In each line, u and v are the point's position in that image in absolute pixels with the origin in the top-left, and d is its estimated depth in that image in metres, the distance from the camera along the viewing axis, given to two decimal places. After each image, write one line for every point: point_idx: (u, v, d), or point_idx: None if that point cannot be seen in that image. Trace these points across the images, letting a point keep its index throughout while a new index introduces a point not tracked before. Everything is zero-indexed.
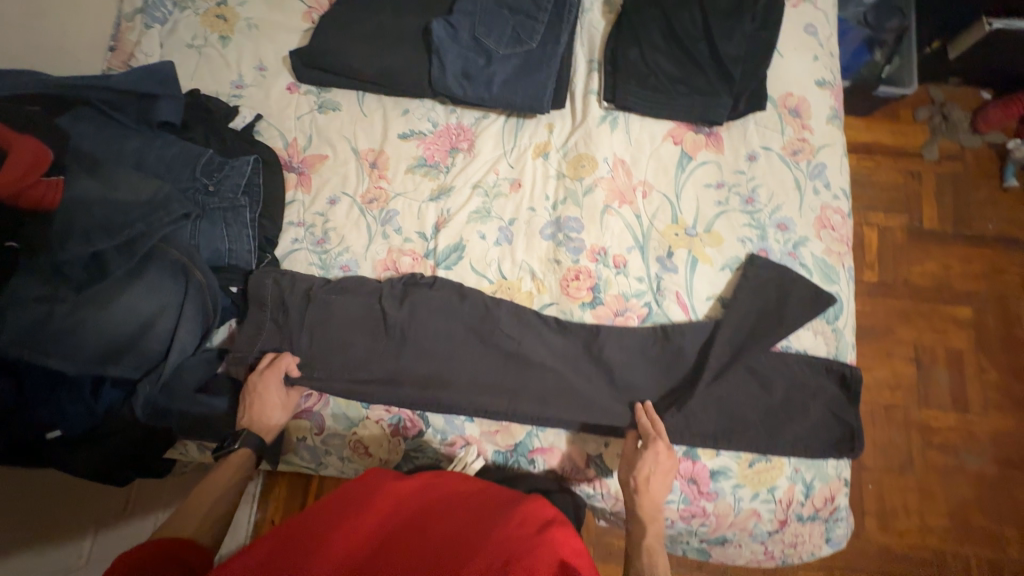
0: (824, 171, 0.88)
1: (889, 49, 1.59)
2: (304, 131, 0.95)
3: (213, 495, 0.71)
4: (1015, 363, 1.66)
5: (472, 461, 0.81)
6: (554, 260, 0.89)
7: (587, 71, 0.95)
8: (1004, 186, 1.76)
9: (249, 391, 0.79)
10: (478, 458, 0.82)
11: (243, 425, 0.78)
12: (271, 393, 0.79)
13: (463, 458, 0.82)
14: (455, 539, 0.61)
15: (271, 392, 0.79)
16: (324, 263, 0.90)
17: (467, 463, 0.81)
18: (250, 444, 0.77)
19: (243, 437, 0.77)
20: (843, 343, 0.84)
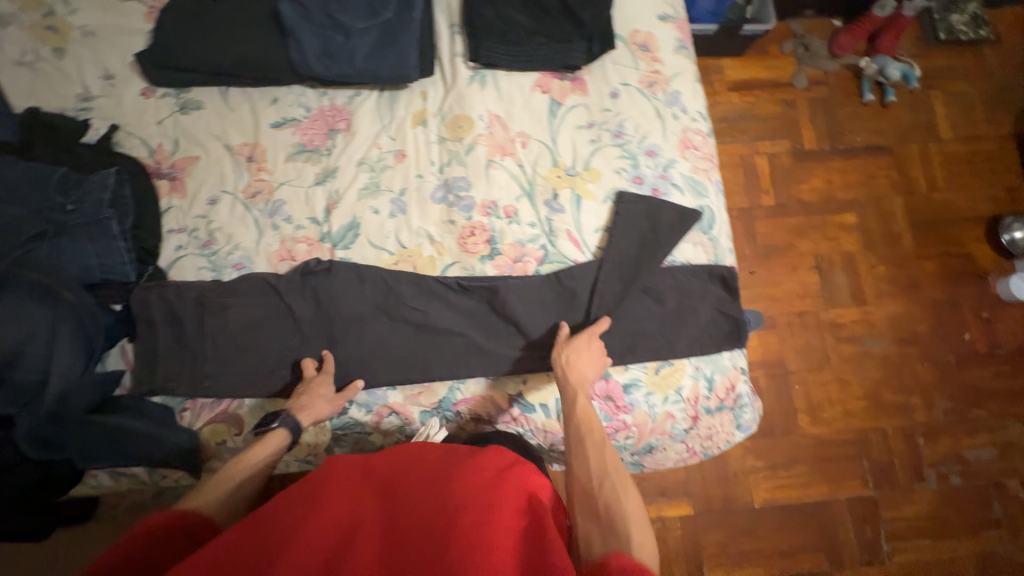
0: (679, 98, 0.96)
1: None
2: (168, 135, 0.91)
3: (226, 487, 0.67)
4: (896, 254, 1.81)
5: (434, 434, 0.83)
6: (449, 221, 0.92)
7: (450, 36, 0.98)
8: (865, 102, 1.91)
9: (305, 385, 0.79)
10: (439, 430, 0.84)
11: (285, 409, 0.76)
12: (324, 378, 0.79)
13: (424, 432, 0.83)
14: (425, 506, 0.61)
15: (324, 385, 0.79)
16: (214, 265, 0.86)
17: (432, 434, 0.82)
18: (288, 427, 0.74)
19: (282, 421, 0.75)
20: (720, 248, 0.92)
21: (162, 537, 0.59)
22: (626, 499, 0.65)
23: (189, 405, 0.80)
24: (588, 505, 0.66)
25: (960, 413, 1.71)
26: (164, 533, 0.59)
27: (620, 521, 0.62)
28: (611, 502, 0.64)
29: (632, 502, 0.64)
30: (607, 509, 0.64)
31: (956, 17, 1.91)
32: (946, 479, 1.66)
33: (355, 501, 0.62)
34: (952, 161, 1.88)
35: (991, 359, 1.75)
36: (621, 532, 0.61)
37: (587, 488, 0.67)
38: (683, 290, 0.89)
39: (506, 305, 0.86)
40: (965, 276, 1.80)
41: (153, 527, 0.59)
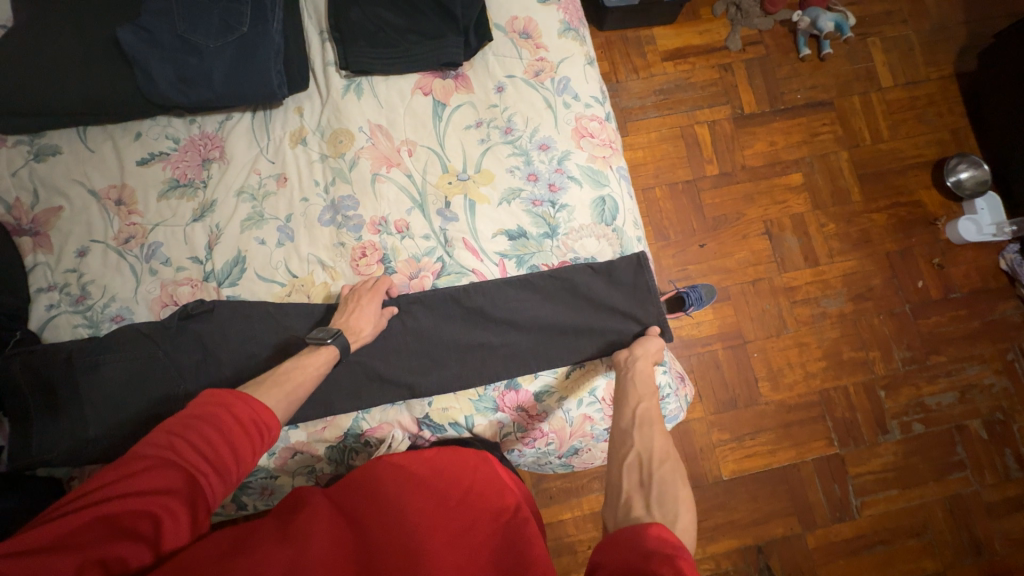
0: (569, 84, 0.91)
1: None
2: (26, 187, 0.85)
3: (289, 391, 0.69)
4: (847, 209, 1.73)
5: (398, 442, 0.79)
6: (339, 244, 0.87)
7: (321, 44, 0.92)
8: (801, 57, 1.82)
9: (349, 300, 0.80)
10: (405, 438, 0.80)
11: (335, 325, 0.77)
12: (372, 299, 0.80)
13: (389, 441, 0.80)
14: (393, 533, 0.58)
15: (366, 306, 0.79)
16: (91, 321, 0.82)
17: (394, 442, 0.79)
18: (339, 344, 0.75)
19: (335, 336, 0.75)
20: (625, 239, 0.89)
21: (227, 416, 0.60)
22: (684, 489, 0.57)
23: (76, 472, 0.78)
24: (638, 480, 0.58)
25: (922, 362, 1.63)
26: (225, 414, 0.60)
27: (673, 503, 0.55)
28: (666, 480, 0.57)
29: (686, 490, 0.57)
30: (658, 490, 0.56)
31: None
32: (908, 428, 1.58)
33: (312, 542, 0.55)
34: (893, 109, 1.78)
35: (947, 305, 1.67)
36: (668, 507, 0.54)
37: (641, 459, 0.60)
38: (588, 287, 0.85)
39: (416, 317, 0.83)
40: (915, 224, 1.71)
41: (212, 408, 0.60)
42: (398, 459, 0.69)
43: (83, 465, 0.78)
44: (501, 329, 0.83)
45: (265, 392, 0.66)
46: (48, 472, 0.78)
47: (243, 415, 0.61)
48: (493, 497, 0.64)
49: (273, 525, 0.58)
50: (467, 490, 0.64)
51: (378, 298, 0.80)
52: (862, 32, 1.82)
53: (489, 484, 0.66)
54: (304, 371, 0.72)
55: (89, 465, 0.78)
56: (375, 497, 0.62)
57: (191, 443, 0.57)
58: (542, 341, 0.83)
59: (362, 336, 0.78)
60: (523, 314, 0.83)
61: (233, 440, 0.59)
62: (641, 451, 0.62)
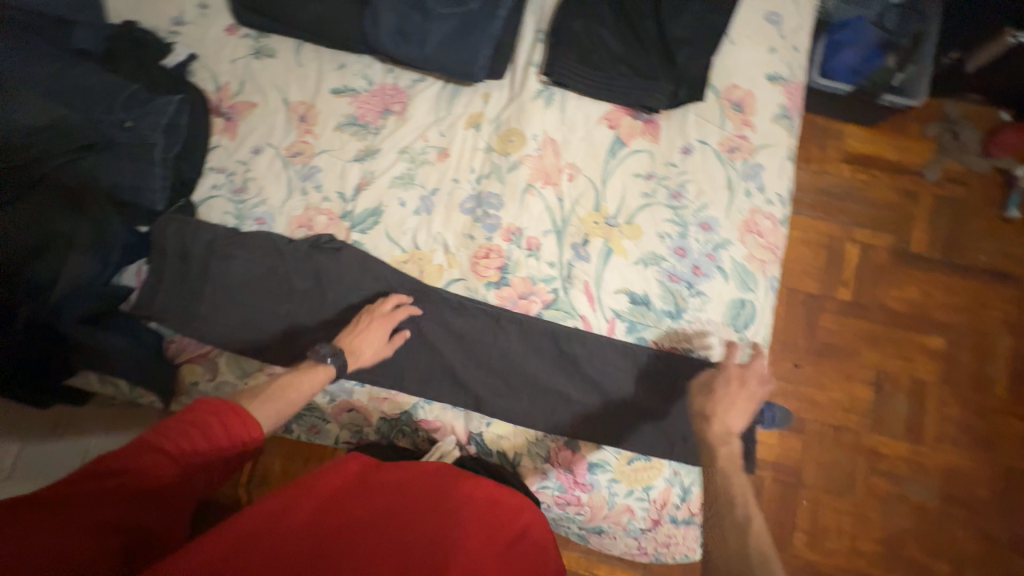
0: (759, 174, 0.83)
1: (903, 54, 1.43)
2: (237, 76, 0.94)
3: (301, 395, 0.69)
4: (980, 400, 1.48)
5: (448, 451, 0.79)
6: (469, 235, 0.87)
7: (533, 42, 0.91)
8: (1005, 217, 1.57)
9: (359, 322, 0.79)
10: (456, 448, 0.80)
11: (339, 343, 0.76)
12: (382, 325, 0.79)
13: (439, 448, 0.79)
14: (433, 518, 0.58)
15: (372, 334, 0.78)
16: (239, 213, 0.89)
17: (444, 451, 0.79)
18: (336, 365, 0.74)
19: (335, 355, 0.74)
20: (748, 352, 0.81)
21: (217, 426, 0.58)
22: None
23: (177, 338, 0.84)
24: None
25: None
26: (215, 423, 0.58)
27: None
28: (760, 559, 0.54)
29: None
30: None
31: None
32: None
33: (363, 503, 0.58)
34: None
35: None
36: None
37: (725, 547, 0.57)
38: (692, 385, 0.78)
39: (508, 340, 0.81)
40: None
41: (205, 415, 0.58)
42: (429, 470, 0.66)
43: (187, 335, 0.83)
44: (585, 385, 0.79)
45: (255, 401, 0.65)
46: (156, 328, 0.84)
47: (232, 426, 0.59)
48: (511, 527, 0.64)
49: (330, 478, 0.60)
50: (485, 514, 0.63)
51: (387, 327, 0.79)
52: None
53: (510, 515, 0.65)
54: (297, 390, 0.69)
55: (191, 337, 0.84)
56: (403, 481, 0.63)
57: (179, 445, 0.56)
58: (622, 416, 0.78)
59: (361, 359, 0.77)
60: (614, 381, 0.78)
61: (220, 449, 0.58)
62: (727, 542, 0.58)
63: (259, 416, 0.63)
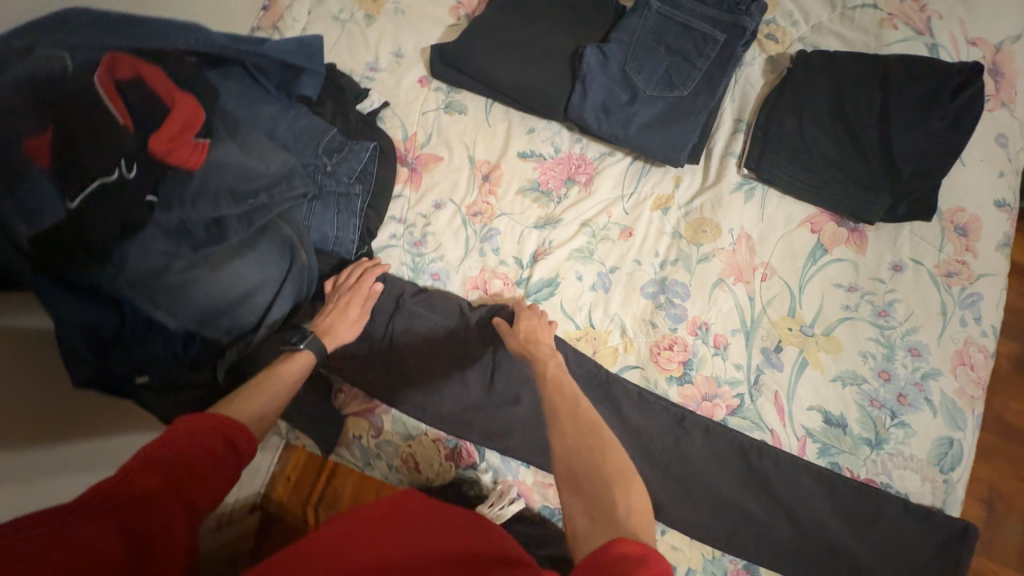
0: (978, 304, 0.78)
1: None
2: (425, 128, 0.94)
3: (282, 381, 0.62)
4: None
5: (512, 503, 0.79)
6: (649, 322, 0.84)
7: (732, 131, 0.89)
8: None
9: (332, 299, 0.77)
10: (513, 502, 0.79)
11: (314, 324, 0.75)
12: (352, 300, 0.78)
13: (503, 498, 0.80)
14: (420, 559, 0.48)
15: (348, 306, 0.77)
16: (416, 267, 0.88)
17: (507, 503, 0.79)
18: (314, 347, 0.69)
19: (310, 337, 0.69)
20: (953, 497, 0.74)
21: (203, 437, 0.49)
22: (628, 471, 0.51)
23: (345, 388, 0.83)
24: (571, 481, 0.51)
25: None
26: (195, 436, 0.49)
27: (609, 493, 0.49)
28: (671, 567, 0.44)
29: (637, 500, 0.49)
30: (596, 492, 0.50)
31: None
32: None
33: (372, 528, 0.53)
34: None
35: None
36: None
37: (567, 453, 0.54)
38: (892, 524, 0.72)
39: (688, 442, 0.77)
40: None
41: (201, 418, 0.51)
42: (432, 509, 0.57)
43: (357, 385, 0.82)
44: (773, 506, 0.74)
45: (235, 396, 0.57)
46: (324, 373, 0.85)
47: (217, 440, 0.50)
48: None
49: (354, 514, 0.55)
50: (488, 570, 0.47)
51: (359, 298, 0.78)
52: None
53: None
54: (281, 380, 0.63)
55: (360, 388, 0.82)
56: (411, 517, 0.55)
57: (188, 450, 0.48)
58: (812, 547, 0.72)
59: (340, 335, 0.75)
60: (808, 508, 0.73)
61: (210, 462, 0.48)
62: (566, 444, 0.54)
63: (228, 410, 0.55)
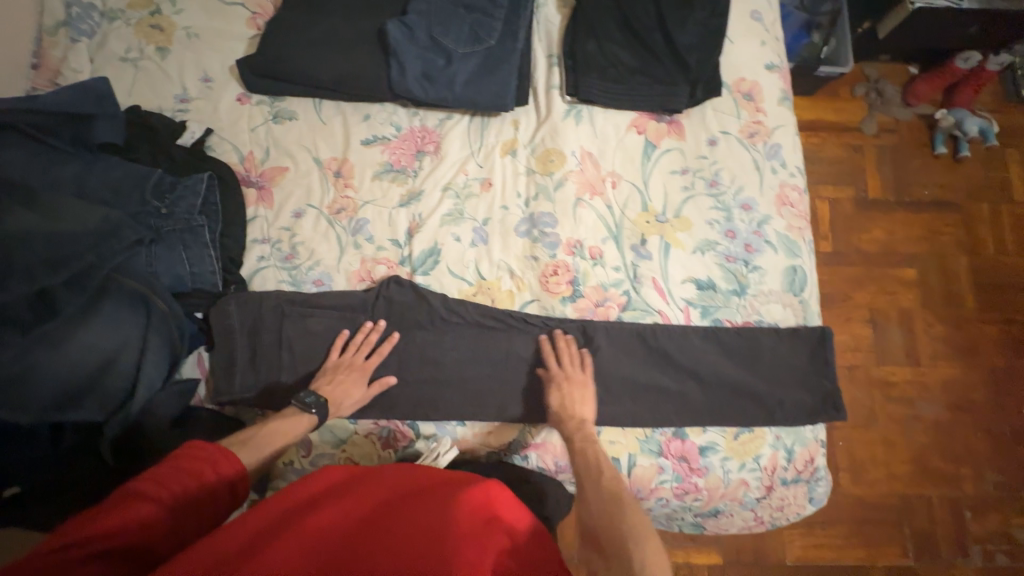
0: (779, 151, 0.92)
1: (825, 30, 1.64)
2: (260, 143, 0.91)
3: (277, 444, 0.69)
4: (955, 314, 1.83)
5: (444, 452, 0.79)
6: (531, 256, 0.89)
7: (548, 66, 0.96)
8: (936, 154, 1.91)
9: (334, 370, 0.78)
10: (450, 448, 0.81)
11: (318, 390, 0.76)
12: (361, 370, 0.78)
13: (434, 450, 0.79)
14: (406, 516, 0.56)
15: (354, 382, 0.78)
16: (295, 279, 0.86)
17: (440, 452, 0.79)
18: (319, 417, 0.73)
19: (318, 407, 0.73)
20: (809, 312, 0.88)
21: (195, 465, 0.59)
22: (643, 533, 0.60)
23: (262, 421, 0.79)
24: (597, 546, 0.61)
25: (1012, 489, 1.71)
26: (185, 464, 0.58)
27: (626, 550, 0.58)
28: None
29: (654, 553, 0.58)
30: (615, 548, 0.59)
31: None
32: (991, 557, 1.64)
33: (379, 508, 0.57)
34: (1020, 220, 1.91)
35: None
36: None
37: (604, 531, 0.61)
38: (774, 350, 0.84)
39: (596, 347, 0.84)
40: None
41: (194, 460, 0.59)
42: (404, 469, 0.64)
43: (271, 413, 0.79)
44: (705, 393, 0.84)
45: (243, 449, 0.66)
46: (234, 412, 0.80)
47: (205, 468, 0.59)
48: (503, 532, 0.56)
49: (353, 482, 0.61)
50: (474, 508, 0.57)
51: (367, 371, 0.79)
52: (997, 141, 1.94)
53: (500, 504, 0.59)
54: (278, 440, 0.69)
55: (275, 415, 0.80)
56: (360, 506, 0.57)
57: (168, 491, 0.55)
58: (723, 394, 0.82)
59: (343, 408, 0.76)
60: (708, 361, 0.83)
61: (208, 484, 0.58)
62: (594, 510, 0.64)
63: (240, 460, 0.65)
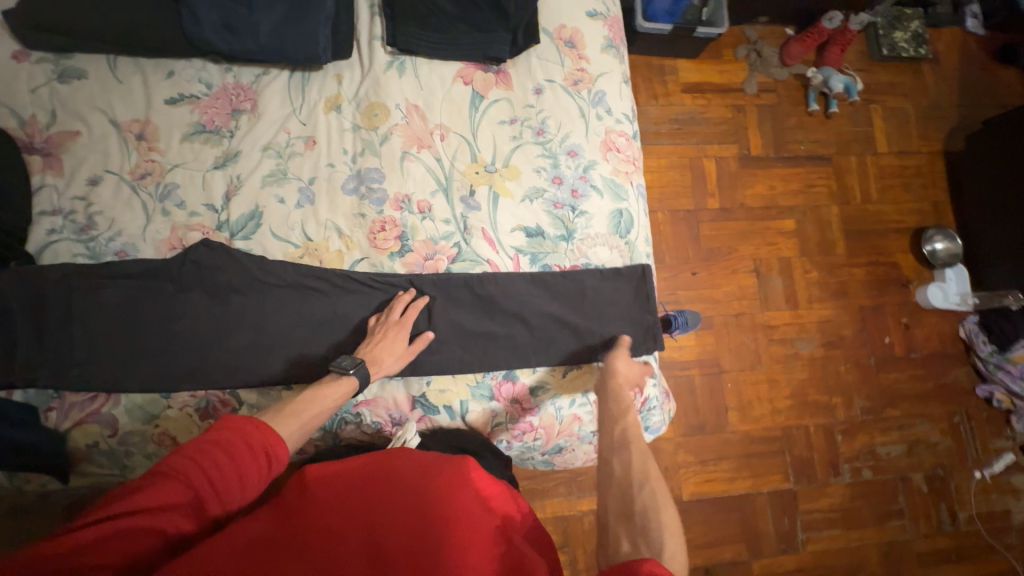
0: (604, 98, 0.95)
1: None
2: (44, 106, 0.83)
3: (321, 406, 0.72)
4: (831, 259, 1.81)
5: (411, 438, 0.81)
6: (359, 214, 0.87)
7: (370, 17, 0.93)
8: (810, 111, 1.88)
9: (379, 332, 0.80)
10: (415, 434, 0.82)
11: (359, 354, 0.78)
12: (399, 333, 0.80)
13: (401, 436, 0.82)
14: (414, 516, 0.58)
15: (394, 340, 0.80)
16: (93, 251, 0.79)
17: (407, 438, 0.81)
18: (359, 375, 0.75)
19: (359, 366, 0.76)
20: (636, 253, 0.92)
21: (238, 441, 0.60)
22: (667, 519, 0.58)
23: (57, 403, 0.74)
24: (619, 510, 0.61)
25: (877, 413, 1.72)
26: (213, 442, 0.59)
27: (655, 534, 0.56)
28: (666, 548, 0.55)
29: (669, 513, 0.59)
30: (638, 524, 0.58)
31: (899, 33, 1.93)
32: (858, 473, 1.67)
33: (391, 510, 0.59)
34: (885, 174, 1.89)
35: (907, 363, 1.78)
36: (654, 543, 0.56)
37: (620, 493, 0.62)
38: (599, 289, 0.88)
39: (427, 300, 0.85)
40: (888, 282, 1.82)
41: (224, 432, 0.60)
42: (423, 454, 0.66)
43: (69, 393, 0.75)
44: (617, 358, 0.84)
45: (280, 416, 0.68)
46: (24, 398, 0.74)
47: (248, 441, 0.61)
48: (490, 510, 0.63)
49: (369, 478, 0.62)
50: (467, 488, 0.62)
51: (404, 333, 0.81)
52: (865, 98, 1.93)
53: (484, 482, 0.65)
54: (321, 403, 0.72)
55: (74, 396, 0.75)
56: (351, 496, 0.60)
57: (206, 470, 0.57)
58: (547, 334, 0.86)
59: (384, 367, 0.78)
60: (536, 303, 0.86)
61: (241, 466, 0.59)
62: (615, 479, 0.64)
63: (283, 432, 0.67)
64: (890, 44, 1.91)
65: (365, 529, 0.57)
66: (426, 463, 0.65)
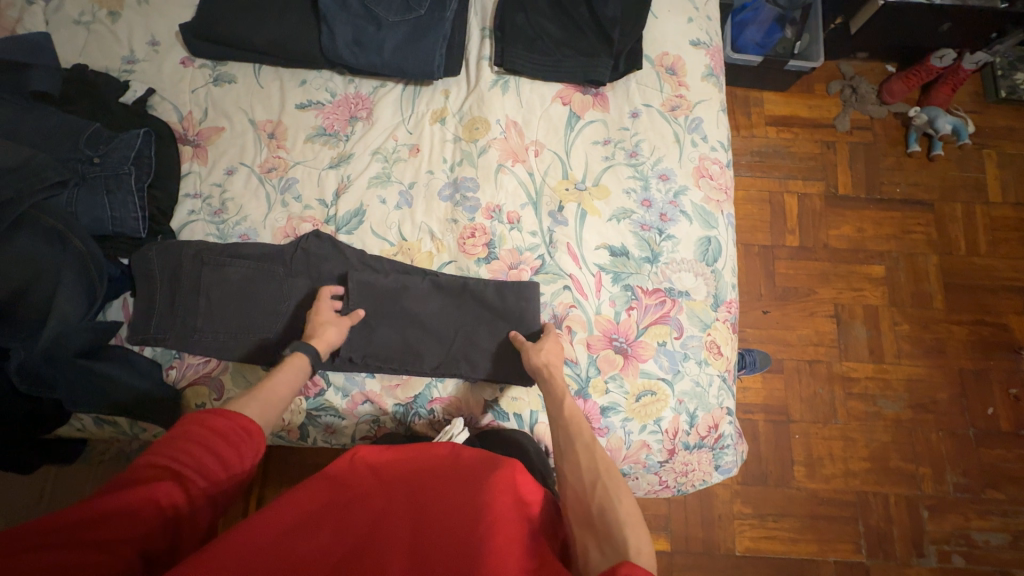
0: (701, 125, 0.94)
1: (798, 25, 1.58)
2: (199, 104, 0.96)
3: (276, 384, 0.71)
4: (926, 313, 1.65)
5: (457, 434, 0.80)
6: (451, 220, 0.92)
7: (480, 39, 1.00)
8: (909, 152, 1.75)
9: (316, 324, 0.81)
10: (463, 432, 0.81)
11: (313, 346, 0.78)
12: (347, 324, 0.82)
13: (448, 432, 0.81)
14: (452, 518, 0.57)
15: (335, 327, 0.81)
16: (222, 233, 0.89)
17: (454, 433, 0.80)
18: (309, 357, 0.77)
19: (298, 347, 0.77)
20: (721, 283, 0.90)
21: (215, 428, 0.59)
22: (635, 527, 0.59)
23: (177, 362, 0.84)
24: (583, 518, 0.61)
25: (975, 493, 1.52)
26: (199, 430, 0.59)
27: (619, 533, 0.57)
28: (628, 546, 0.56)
29: (627, 506, 0.60)
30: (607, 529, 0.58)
31: (1021, 75, 1.76)
32: (947, 559, 1.47)
33: (425, 510, 0.58)
34: (996, 226, 1.71)
35: (1015, 440, 1.56)
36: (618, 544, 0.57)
37: (579, 503, 0.62)
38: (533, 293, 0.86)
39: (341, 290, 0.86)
40: (995, 346, 1.62)
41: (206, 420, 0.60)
42: (468, 454, 0.66)
43: (187, 355, 0.84)
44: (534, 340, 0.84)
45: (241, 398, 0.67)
46: (152, 355, 0.84)
47: (224, 428, 0.60)
48: (526, 519, 0.60)
49: (419, 474, 0.63)
50: (505, 496, 0.60)
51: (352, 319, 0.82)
52: (977, 142, 1.77)
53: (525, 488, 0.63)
54: (280, 386, 0.71)
55: (191, 357, 0.84)
56: (398, 488, 0.61)
57: (189, 454, 0.57)
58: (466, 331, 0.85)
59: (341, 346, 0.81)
60: (458, 304, 0.87)
61: (225, 456, 0.59)
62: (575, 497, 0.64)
63: (254, 414, 0.65)
64: (1010, 86, 1.75)
65: (406, 532, 0.56)
66: (469, 466, 0.64)
